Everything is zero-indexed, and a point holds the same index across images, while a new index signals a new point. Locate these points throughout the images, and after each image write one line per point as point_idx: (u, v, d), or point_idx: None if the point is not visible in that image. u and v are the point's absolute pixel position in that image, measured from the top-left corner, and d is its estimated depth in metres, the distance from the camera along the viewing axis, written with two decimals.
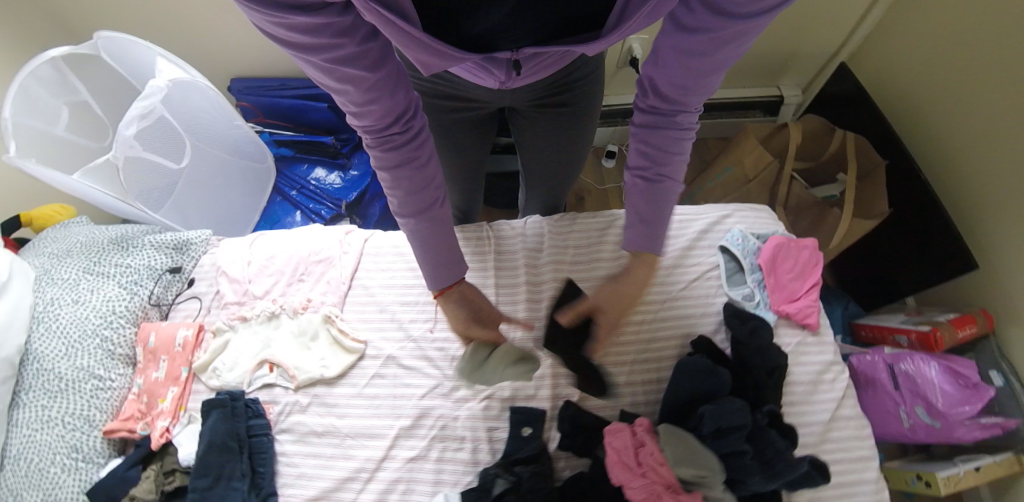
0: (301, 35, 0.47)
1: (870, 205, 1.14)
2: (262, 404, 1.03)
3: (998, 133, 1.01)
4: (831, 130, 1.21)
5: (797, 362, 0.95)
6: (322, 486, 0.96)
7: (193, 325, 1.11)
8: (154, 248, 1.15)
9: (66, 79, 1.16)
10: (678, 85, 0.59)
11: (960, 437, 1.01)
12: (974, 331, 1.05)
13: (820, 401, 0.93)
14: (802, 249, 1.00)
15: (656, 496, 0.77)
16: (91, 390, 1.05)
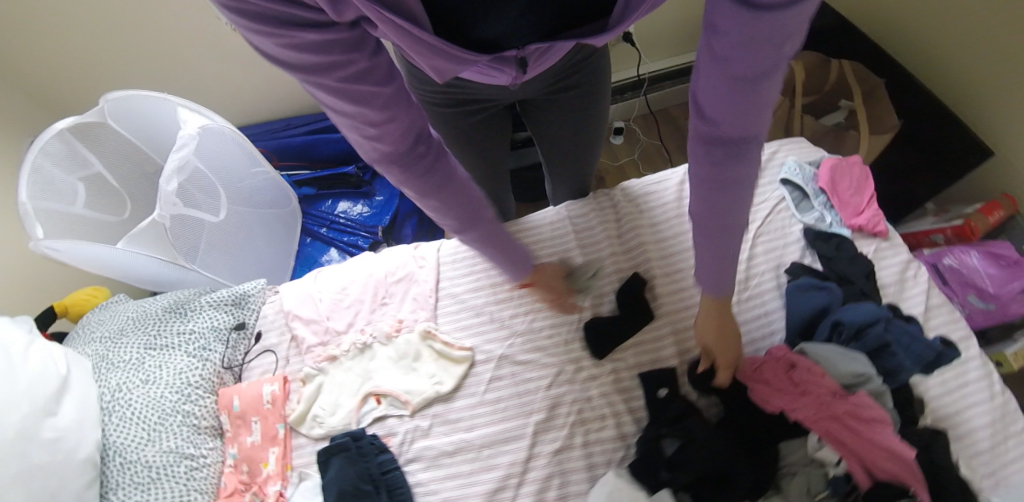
0: (308, 55, 0.43)
1: (880, 120, 1.20)
2: (381, 439, 0.98)
3: (987, 27, 1.06)
4: (826, 62, 1.29)
5: (878, 267, 0.99)
6: None
7: (276, 378, 1.04)
8: (214, 308, 1.08)
9: (76, 153, 1.07)
10: (720, 112, 0.44)
11: (1015, 316, 1.06)
12: (1000, 215, 1.12)
13: (912, 297, 0.96)
14: (852, 166, 1.07)
15: (825, 407, 0.82)
16: (186, 471, 0.94)
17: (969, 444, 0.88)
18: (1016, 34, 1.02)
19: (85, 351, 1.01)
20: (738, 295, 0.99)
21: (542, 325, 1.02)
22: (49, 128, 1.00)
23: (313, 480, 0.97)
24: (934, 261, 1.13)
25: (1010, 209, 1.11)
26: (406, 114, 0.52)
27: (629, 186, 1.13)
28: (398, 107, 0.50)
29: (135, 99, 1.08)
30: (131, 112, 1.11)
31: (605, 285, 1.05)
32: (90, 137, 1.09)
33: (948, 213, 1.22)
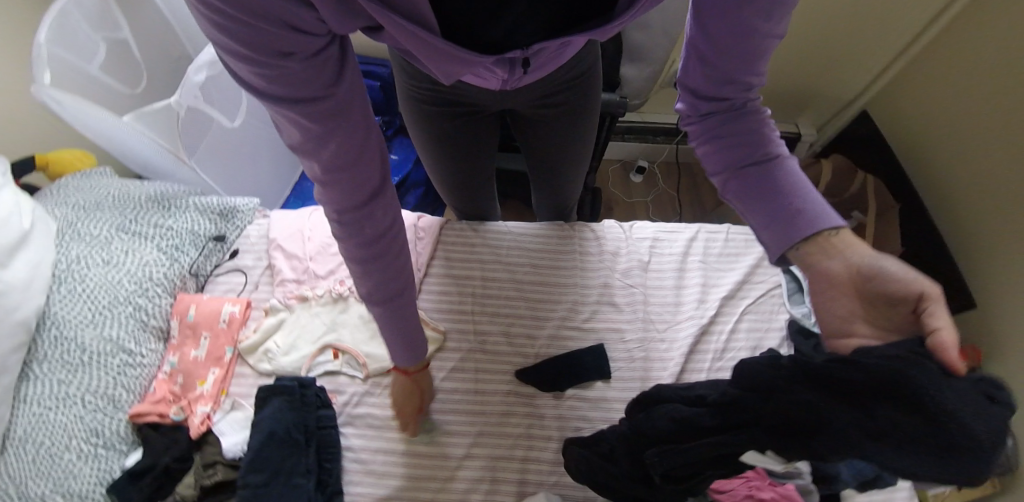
0: (265, 67, 0.39)
1: (886, 242, 1.27)
2: (327, 393, 0.98)
3: (1003, 189, 1.11)
4: (853, 171, 1.38)
5: None
6: (396, 483, 0.92)
7: (239, 301, 1.02)
8: (198, 212, 1.05)
9: (109, 13, 1.04)
10: (728, 73, 0.52)
11: None
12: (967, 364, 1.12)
13: None
14: None
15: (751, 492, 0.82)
16: (119, 365, 0.90)
17: None
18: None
19: (53, 212, 0.95)
20: (710, 362, 1.01)
21: (518, 331, 1.03)
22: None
23: (244, 413, 0.94)
24: None
25: (975, 360, 1.11)
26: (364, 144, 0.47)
27: (641, 225, 1.15)
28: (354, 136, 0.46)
29: None
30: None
31: (592, 311, 1.05)
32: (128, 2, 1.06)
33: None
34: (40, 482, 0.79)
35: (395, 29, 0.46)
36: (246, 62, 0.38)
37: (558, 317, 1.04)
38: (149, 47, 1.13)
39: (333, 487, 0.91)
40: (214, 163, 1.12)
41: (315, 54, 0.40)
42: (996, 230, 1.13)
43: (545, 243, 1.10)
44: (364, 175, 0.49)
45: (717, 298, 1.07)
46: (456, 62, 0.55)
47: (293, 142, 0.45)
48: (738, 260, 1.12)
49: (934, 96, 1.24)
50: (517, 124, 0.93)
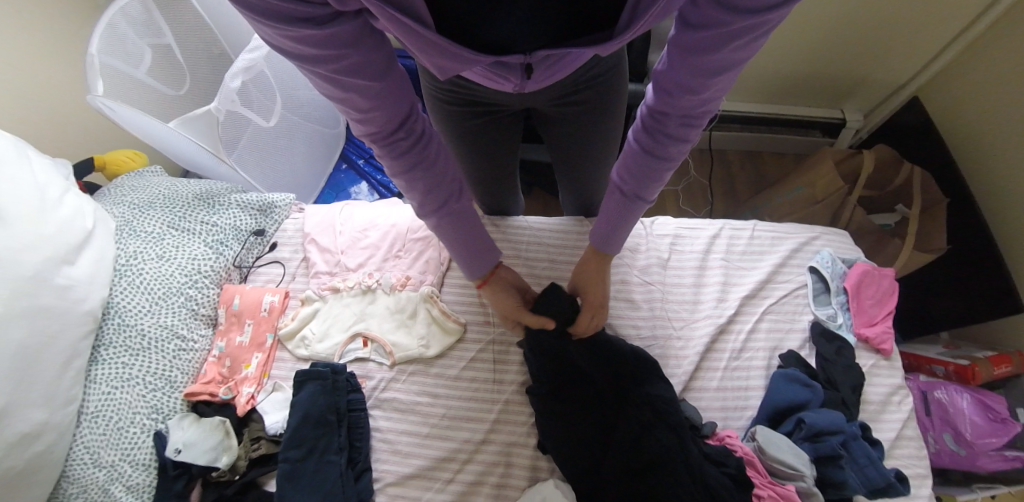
0: (301, 33, 0.44)
1: (929, 239, 1.23)
2: (357, 378, 1.06)
3: None
4: (899, 161, 1.30)
5: (868, 384, 1.00)
6: (419, 464, 0.99)
7: (279, 291, 1.11)
8: (240, 208, 1.14)
9: (151, 19, 1.12)
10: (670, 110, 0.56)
11: (983, 467, 1.06)
12: (1009, 369, 1.13)
13: (887, 420, 0.97)
14: (883, 277, 1.07)
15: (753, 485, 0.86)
16: (174, 350, 1.00)
17: None
18: None
19: (111, 211, 1.05)
20: (728, 361, 1.02)
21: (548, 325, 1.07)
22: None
23: (284, 394, 1.04)
24: (925, 389, 1.14)
25: (1021, 367, 1.13)
26: (389, 92, 0.53)
27: (663, 222, 1.15)
28: (381, 80, 0.52)
29: None
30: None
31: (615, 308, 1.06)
32: (166, 7, 1.14)
33: (958, 349, 1.22)
34: (109, 452, 0.91)
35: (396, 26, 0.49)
36: (271, 29, 0.44)
37: None
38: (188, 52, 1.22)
39: (362, 463, 1.00)
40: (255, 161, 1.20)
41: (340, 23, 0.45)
42: None
43: (562, 237, 1.13)
44: (393, 113, 0.55)
45: (738, 298, 1.07)
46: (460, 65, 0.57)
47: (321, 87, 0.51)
48: (763, 258, 1.11)
49: (993, 77, 1.18)
50: (533, 118, 0.94)
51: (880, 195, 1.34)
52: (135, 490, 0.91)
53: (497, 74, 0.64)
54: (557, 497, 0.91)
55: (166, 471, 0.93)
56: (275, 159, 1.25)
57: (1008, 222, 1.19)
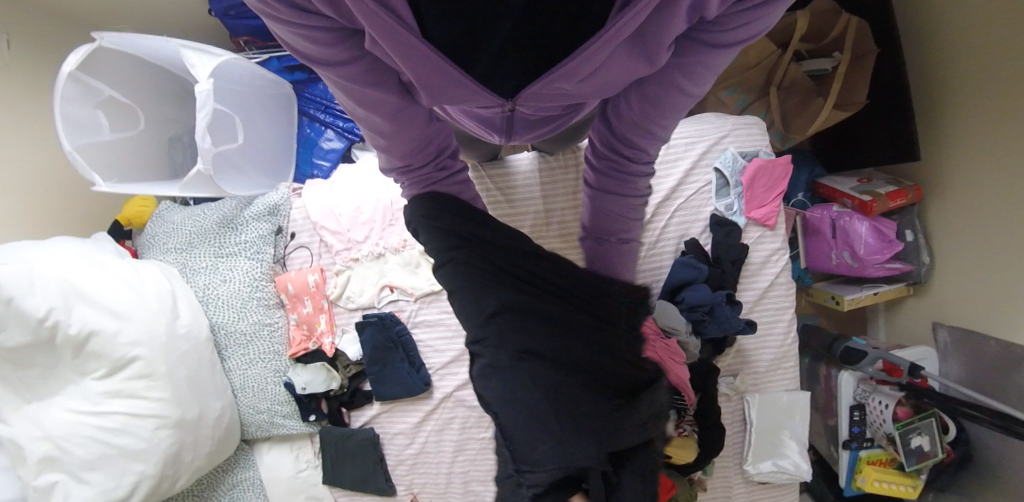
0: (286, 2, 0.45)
1: (853, 92, 1.44)
2: (393, 314, 1.49)
3: (990, 32, 1.23)
4: (837, 13, 1.41)
5: (754, 250, 1.41)
6: (451, 354, 1.48)
7: (316, 270, 1.48)
8: (256, 220, 1.46)
9: (86, 84, 1.23)
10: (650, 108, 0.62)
11: (869, 274, 1.53)
12: (903, 201, 1.49)
13: (766, 273, 1.41)
14: (777, 166, 1.39)
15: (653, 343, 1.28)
16: (268, 333, 1.46)
17: (752, 365, 1.43)
18: (1008, 56, 1.21)
19: (167, 258, 1.43)
20: (647, 252, 1.42)
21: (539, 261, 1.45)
22: (62, 74, 1.16)
23: (352, 335, 1.50)
24: (835, 218, 1.54)
25: (913, 198, 1.50)
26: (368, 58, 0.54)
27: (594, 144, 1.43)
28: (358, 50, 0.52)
29: (125, 37, 1.21)
30: (126, 41, 1.22)
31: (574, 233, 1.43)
32: (90, 66, 1.23)
33: (869, 183, 1.55)
34: (264, 401, 1.46)
35: (389, 42, 0.50)
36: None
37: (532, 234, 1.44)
38: (129, 91, 1.33)
39: (418, 362, 1.48)
40: (240, 170, 1.45)
41: (333, 19, 0.48)
42: (975, 67, 1.29)
43: (550, 176, 1.43)
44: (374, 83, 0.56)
45: (655, 205, 1.40)
46: (456, 88, 0.58)
47: (307, 55, 0.52)
48: (678, 165, 1.41)
49: None
50: (463, 135, 1.14)
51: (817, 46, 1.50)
52: (289, 414, 1.48)
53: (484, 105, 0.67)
54: None
55: (302, 400, 1.47)
56: (253, 154, 1.48)
57: (935, 57, 1.38)
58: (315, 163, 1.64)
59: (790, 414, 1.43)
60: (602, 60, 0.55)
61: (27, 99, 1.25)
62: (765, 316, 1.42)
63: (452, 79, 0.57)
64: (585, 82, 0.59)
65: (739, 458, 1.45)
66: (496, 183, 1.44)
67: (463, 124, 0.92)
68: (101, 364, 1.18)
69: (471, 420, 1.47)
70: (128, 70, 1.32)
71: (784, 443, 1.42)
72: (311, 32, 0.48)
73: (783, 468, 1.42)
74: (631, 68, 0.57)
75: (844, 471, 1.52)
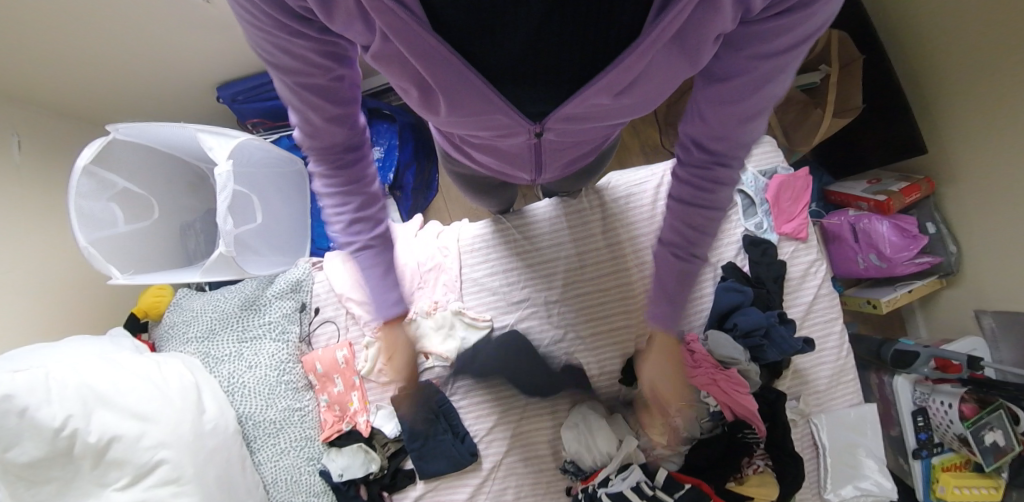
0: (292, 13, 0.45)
1: (849, 101, 1.51)
2: (433, 382, 1.40)
3: (973, 22, 1.31)
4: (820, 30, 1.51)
5: (791, 263, 1.40)
6: (496, 415, 1.39)
7: (345, 345, 1.40)
8: (279, 299, 1.42)
9: (100, 178, 1.20)
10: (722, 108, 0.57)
11: (899, 272, 1.52)
12: (917, 195, 1.51)
13: (806, 286, 1.39)
14: (798, 179, 1.41)
15: (711, 374, 1.28)
16: (299, 418, 1.36)
17: (811, 381, 1.37)
18: (998, 44, 1.27)
19: (187, 349, 1.36)
20: None
21: (575, 302, 1.41)
22: (76, 169, 1.13)
23: (387, 409, 1.41)
24: (856, 222, 1.55)
25: (929, 189, 1.52)
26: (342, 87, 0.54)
27: (614, 182, 1.46)
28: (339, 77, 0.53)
29: (139, 126, 1.20)
30: (140, 131, 1.21)
31: (605, 270, 1.42)
32: (103, 159, 1.21)
33: (880, 183, 1.58)
34: (299, 495, 1.32)
35: (420, 62, 0.50)
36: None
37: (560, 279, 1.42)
38: (140, 181, 1.31)
39: (462, 429, 1.38)
40: (262, 249, 1.42)
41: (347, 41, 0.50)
42: (965, 60, 1.36)
43: (577, 218, 1.42)
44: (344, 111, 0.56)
45: None
46: (482, 103, 0.57)
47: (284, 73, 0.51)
48: None
49: None
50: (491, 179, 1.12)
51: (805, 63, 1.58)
52: None
53: (510, 134, 0.67)
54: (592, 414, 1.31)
55: (340, 488, 1.33)
56: (272, 233, 1.45)
57: (924, 57, 1.46)
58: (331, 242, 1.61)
59: (860, 431, 1.35)
60: (641, 72, 0.54)
61: (39, 191, 1.22)
62: (814, 329, 1.38)
63: (486, 99, 0.56)
64: (625, 92, 0.58)
65: (817, 488, 1.35)
66: (519, 232, 1.44)
67: (487, 164, 0.91)
68: (124, 472, 1.07)
69: (524, 489, 1.36)
70: (141, 160, 1.30)
71: (863, 463, 1.33)
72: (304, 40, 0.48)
73: (867, 490, 1.32)
74: (674, 68, 0.55)
75: (920, 484, 1.44)
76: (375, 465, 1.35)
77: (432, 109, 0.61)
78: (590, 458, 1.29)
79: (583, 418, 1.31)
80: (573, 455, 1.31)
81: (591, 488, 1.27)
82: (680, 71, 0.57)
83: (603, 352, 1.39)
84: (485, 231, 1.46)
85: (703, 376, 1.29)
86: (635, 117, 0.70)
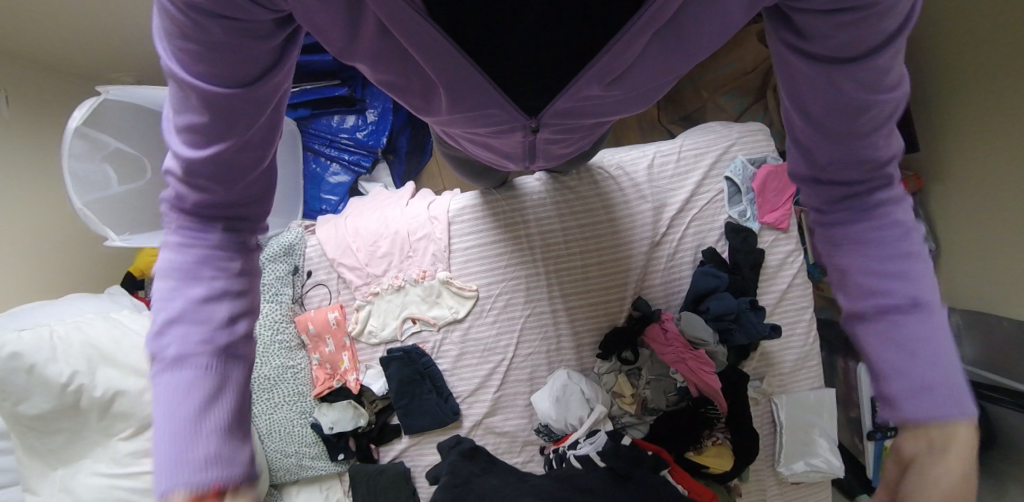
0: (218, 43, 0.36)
1: None
2: (418, 346, 1.49)
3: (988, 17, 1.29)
4: None
5: (771, 251, 1.45)
6: (478, 382, 1.48)
7: (336, 307, 1.47)
8: (272, 261, 1.46)
9: (93, 138, 1.21)
10: (843, 134, 0.47)
11: None
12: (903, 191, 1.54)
13: (782, 275, 1.44)
14: (783, 172, 1.42)
15: (681, 355, 1.34)
16: (292, 375, 1.45)
17: (776, 364, 1.45)
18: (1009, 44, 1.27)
19: None
20: (666, 263, 1.44)
21: (560, 279, 1.45)
22: (69, 131, 1.13)
23: (376, 369, 1.49)
24: None
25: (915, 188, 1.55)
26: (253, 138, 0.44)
27: (606, 156, 1.47)
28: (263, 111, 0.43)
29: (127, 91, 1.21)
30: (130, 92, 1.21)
31: (591, 246, 1.45)
32: (97, 120, 1.21)
33: None
34: (292, 445, 1.44)
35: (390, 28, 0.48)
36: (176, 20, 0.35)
37: (539, 257, 1.45)
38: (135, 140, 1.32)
39: (446, 391, 1.48)
40: None
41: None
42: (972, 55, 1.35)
43: (563, 195, 1.44)
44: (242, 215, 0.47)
45: (669, 216, 1.43)
46: (473, 92, 0.57)
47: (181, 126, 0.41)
48: (690, 175, 1.44)
49: None
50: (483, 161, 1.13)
51: None
52: (317, 456, 1.45)
53: (506, 129, 0.69)
54: (569, 384, 1.40)
55: (330, 440, 1.45)
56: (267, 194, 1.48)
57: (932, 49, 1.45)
58: (325, 204, 1.64)
59: (817, 411, 1.45)
60: (635, 58, 0.56)
61: (37, 149, 1.23)
62: (785, 316, 1.45)
63: (485, 94, 0.58)
64: (616, 83, 0.60)
65: (772, 461, 1.46)
66: (508, 205, 1.44)
67: (479, 154, 0.92)
68: (129, 424, 1.15)
69: (503, 448, 1.47)
70: (134, 119, 1.30)
71: (816, 442, 1.43)
72: (225, 67, 0.38)
73: (817, 467, 1.43)
74: (663, 61, 0.58)
75: (870, 461, 1.55)
76: (363, 419, 1.45)
77: (433, 104, 0.63)
78: (563, 424, 1.39)
79: (561, 388, 1.40)
80: (546, 420, 1.40)
81: (562, 449, 1.37)
82: (673, 58, 0.58)
83: (579, 324, 1.46)
84: (477, 202, 1.46)
85: (673, 355, 1.35)
86: (635, 108, 0.74)
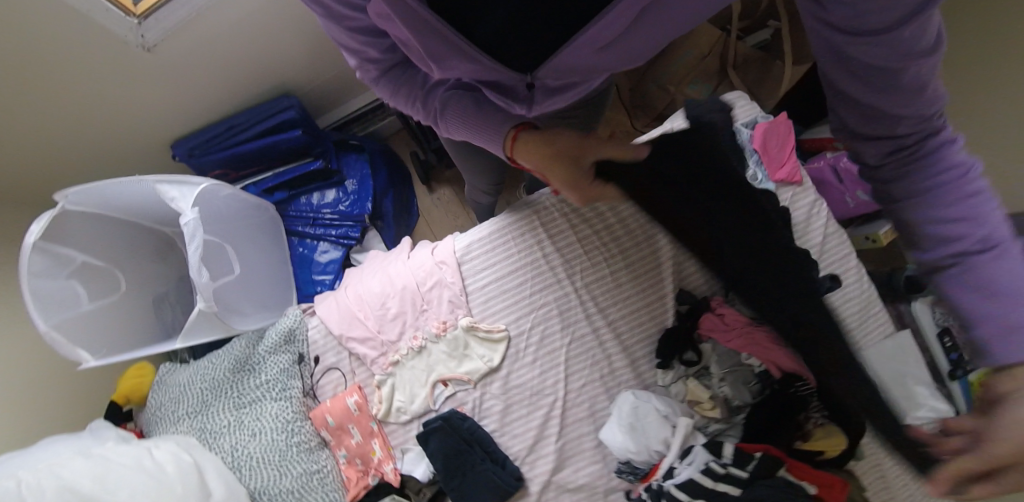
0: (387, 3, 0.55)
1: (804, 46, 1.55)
2: (457, 409, 1.29)
3: None
4: None
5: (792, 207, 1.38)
6: (533, 433, 1.28)
7: (353, 390, 1.28)
8: (273, 354, 1.28)
9: (56, 254, 1.08)
10: (873, 65, 0.50)
11: (889, 201, 1.51)
12: None
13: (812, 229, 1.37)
14: (781, 125, 1.39)
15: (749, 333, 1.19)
16: (319, 482, 1.22)
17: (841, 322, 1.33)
18: None
19: (180, 428, 1.22)
20: None
21: (595, 291, 1.31)
22: (26, 246, 1.01)
23: (414, 451, 1.28)
24: (834, 163, 1.52)
25: None
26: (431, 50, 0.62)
27: None
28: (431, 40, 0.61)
29: (91, 191, 1.07)
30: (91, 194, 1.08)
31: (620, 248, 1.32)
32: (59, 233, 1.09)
33: None
34: None
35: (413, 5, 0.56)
36: None
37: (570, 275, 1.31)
38: (100, 253, 1.19)
39: (500, 454, 1.26)
40: (242, 302, 1.29)
41: None
42: None
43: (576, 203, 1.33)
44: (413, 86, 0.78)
45: None
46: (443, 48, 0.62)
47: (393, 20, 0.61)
48: None
49: None
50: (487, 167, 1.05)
51: (751, 23, 1.64)
52: None
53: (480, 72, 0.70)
54: (637, 404, 1.22)
55: None
56: (251, 282, 1.33)
57: None
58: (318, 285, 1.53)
59: (901, 359, 1.31)
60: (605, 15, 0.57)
61: None
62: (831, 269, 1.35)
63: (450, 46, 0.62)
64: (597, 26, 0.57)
65: None
66: (522, 228, 1.31)
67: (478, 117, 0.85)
68: None
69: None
70: (97, 230, 1.18)
71: (916, 391, 1.26)
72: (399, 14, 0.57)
73: (926, 419, 1.24)
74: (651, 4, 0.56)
75: None
76: None
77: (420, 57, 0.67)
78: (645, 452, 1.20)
79: (630, 410, 1.22)
80: (625, 455, 1.22)
81: (655, 484, 1.16)
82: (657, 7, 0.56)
83: (626, 335, 1.31)
84: (484, 234, 1.33)
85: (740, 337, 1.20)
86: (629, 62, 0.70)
